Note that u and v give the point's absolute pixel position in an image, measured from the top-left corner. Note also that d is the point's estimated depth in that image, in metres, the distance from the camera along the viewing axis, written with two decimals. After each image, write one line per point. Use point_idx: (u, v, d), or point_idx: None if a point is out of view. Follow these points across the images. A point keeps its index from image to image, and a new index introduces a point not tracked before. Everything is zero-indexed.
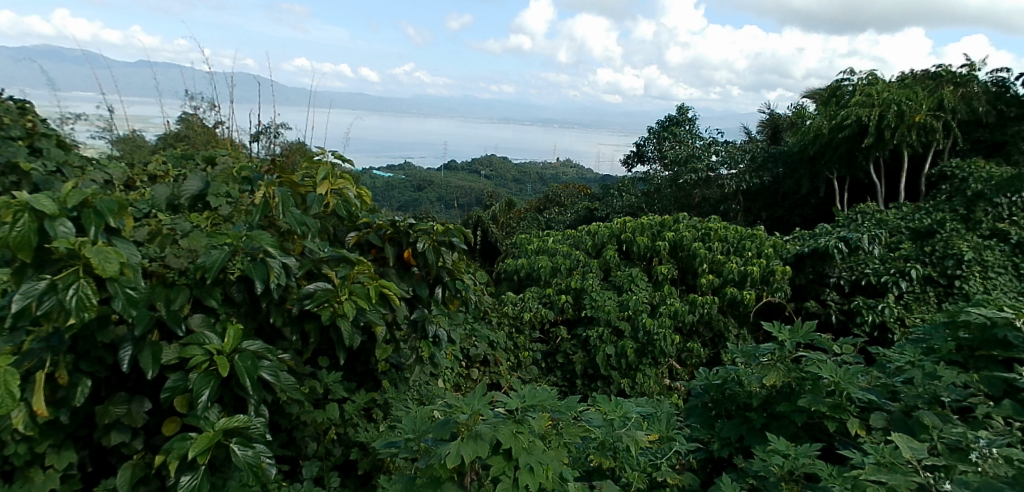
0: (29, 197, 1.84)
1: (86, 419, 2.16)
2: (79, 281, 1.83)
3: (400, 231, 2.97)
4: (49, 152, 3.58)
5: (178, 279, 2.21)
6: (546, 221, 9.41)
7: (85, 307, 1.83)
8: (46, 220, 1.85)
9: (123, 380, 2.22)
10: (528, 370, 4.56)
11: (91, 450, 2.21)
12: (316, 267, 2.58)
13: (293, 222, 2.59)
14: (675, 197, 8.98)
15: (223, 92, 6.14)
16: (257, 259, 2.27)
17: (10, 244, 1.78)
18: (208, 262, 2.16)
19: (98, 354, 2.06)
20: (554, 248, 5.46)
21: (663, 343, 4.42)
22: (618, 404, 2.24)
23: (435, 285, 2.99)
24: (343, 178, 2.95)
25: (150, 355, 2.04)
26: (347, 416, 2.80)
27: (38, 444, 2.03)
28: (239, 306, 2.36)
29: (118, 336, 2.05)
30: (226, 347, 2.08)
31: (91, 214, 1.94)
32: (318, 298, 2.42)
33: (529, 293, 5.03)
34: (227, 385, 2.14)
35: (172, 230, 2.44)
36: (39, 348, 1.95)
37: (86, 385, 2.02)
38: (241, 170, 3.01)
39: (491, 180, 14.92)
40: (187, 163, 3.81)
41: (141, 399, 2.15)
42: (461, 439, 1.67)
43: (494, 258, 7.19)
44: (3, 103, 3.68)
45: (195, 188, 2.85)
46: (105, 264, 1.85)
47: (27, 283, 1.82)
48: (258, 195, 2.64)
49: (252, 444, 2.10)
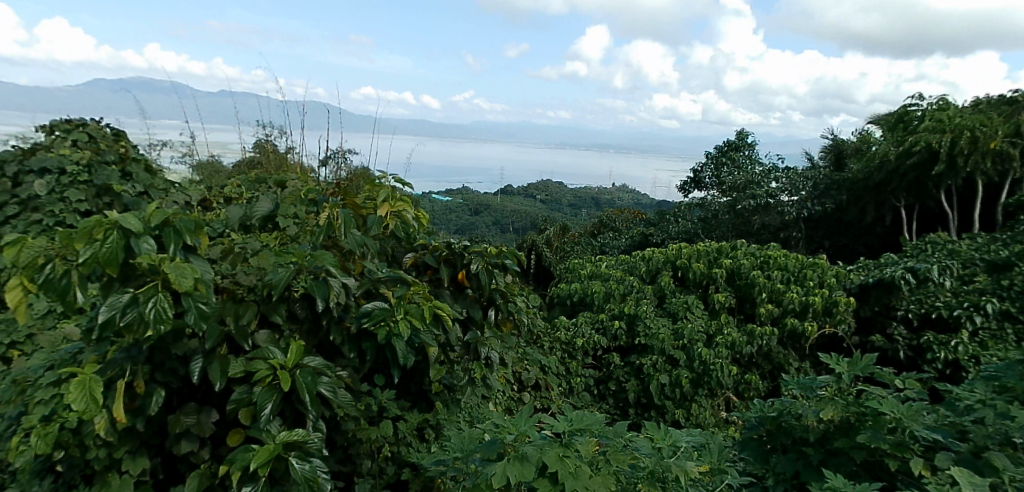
0: (118, 216, 2.00)
1: (159, 427, 2.29)
2: (158, 295, 1.99)
3: (455, 253, 3.10)
4: (138, 176, 3.80)
5: (246, 295, 2.38)
6: (601, 246, 9.44)
7: (161, 320, 1.99)
8: (132, 237, 2.01)
9: (193, 391, 2.35)
10: (580, 396, 4.59)
11: (163, 457, 2.34)
12: (373, 287, 2.69)
13: (354, 243, 2.76)
14: (733, 223, 8.78)
15: (294, 120, 6.67)
16: (319, 278, 2.41)
17: (100, 260, 1.95)
18: (275, 279, 2.31)
19: (171, 365, 2.20)
20: (608, 273, 5.45)
21: (721, 374, 4.36)
22: (668, 432, 2.21)
23: (489, 308, 3.10)
24: (402, 201, 3.14)
25: (219, 368, 2.18)
26: (400, 435, 2.91)
27: (116, 449, 2.17)
28: (302, 322, 2.52)
29: (190, 348, 2.20)
30: (289, 362, 2.21)
31: (171, 232, 2.11)
32: (375, 317, 2.54)
33: (582, 318, 5.01)
34: (288, 400, 2.26)
35: (244, 248, 2.65)
36: (121, 358, 2.12)
37: (160, 394, 2.16)
38: (308, 192, 3.22)
39: (547, 205, 14.99)
40: (261, 185, 4.01)
41: (209, 410, 2.28)
42: (508, 460, 1.73)
43: (547, 282, 7.30)
44: (101, 130, 3.95)
45: (265, 209, 3.05)
46: (181, 279, 2.01)
47: (114, 295, 2.00)
48: (324, 216, 2.88)
49: (310, 458, 2.20)
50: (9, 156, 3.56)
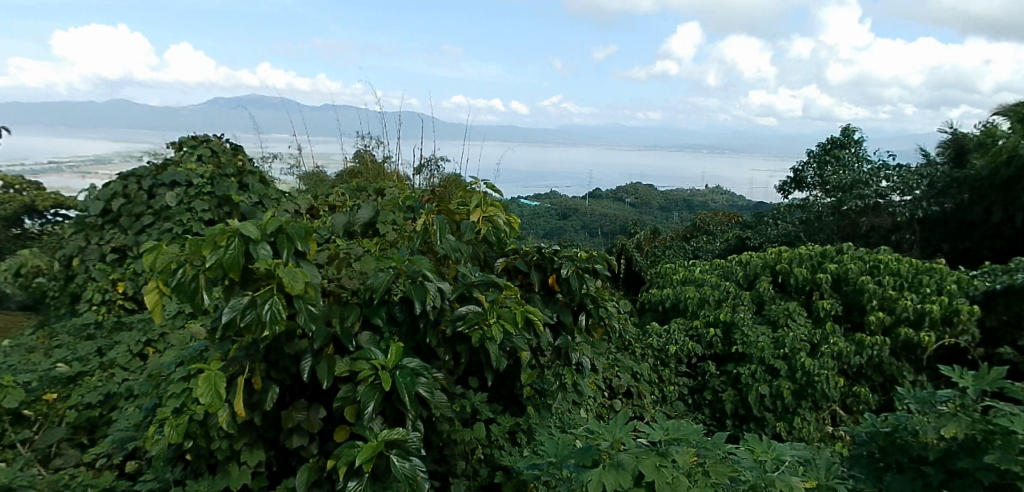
0: (239, 224, 2.18)
1: (273, 422, 2.45)
2: (273, 297, 2.15)
3: (545, 257, 3.14)
4: (254, 187, 4.10)
5: (351, 299, 2.52)
6: (694, 250, 9.15)
7: (276, 320, 2.14)
8: (251, 243, 2.18)
9: (303, 389, 2.50)
10: (673, 405, 4.47)
11: (276, 451, 2.50)
12: (467, 291, 2.79)
13: (449, 248, 2.85)
14: (839, 225, 8.27)
15: (391, 130, 7.02)
16: (416, 282, 2.51)
17: (224, 264, 2.12)
18: (376, 283, 2.45)
19: (284, 364, 2.36)
20: (701, 278, 5.29)
21: (827, 385, 4.12)
22: (770, 445, 2.12)
23: (579, 312, 3.14)
24: (494, 206, 3.20)
25: (326, 367, 2.32)
26: (493, 437, 2.97)
27: (236, 441, 2.34)
28: (401, 325, 2.61)
29: (300, 348, 2.35)
30: (389, 362, 2.32)
31: (285, 239, 2.28)
32: (469, 320, 2.60)
33: (675, 324, 4.88)
34: (389, 400, 2.37)
35: (348, 254, 2.81)
36: (242, 356, 2.30)
37: (274, 390, 2.32)
38: (405, 199, 3.28)
39: (637, 209, 14.71)
40: (361, 193, 4.21)
41: (317, 407, 2.42)
42: (604, 467, 1.72)
43: (637, 287, 7.17)
44: (222, 145, 4.30)
45: (367, 216, 3.20)
46: (293, 282, 2.15)
47: (235, 298, 2.17)
48: (421, 222, 2.99)
49: (410, 457, 2.28)
50: (146, 171, 3.96)
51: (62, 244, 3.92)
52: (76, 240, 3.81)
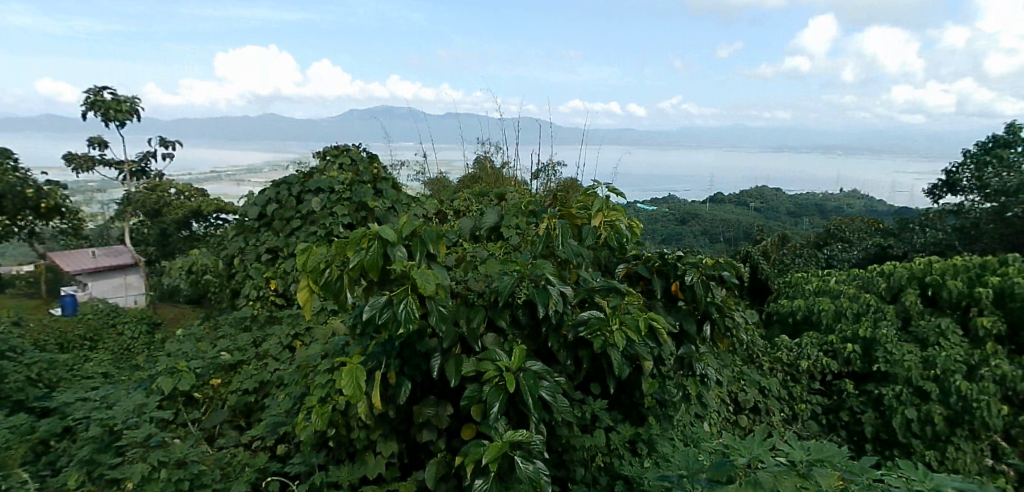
0: (378, 227, 2.32)
1: (405, 416, 2.56)
2: (408, 297, 2.26)
3: (668, 264, 3.03)
4: (387, 192, 4.31)
5: (477, 300, 2.62)
6: (827, 258, 8.49)
7: (411, 319, 2.24)
8: (388, 246, 2.31)
9: (432, 386, 2.60)
10: (805, 425, 4.18)
11: (407, 444, 2.62)
12: (589, 296, 2.76)
13: (569, 253, 2.87)
14: (1002, 234, 7.38)
15: (510, 136, 7.11)
16: (539, 286, 2.53)
17: (365, 265, 2.26)
18: (502, 286, 2.51)
19: (416, 361, 2.47)
20: (837, 289, 4.89)
21: (988, 414, 3.65)
22: (928, 475, 1.92)
23: (703, 322, 3.03)
24: (616, 211, 3.13)
25: (455, 366, 2.40)
26: (613, 446, 2.91)
27: (372, 431, 2.48)
28: (523, 328, 2.66)
29: (431, 347, 2.45)
30: (513, 364, 2.36)
31: (418, 242, 2.39)
32: (591, 326, 2.60)
33: (807, 338, 4.56)
34: (513, 401, 2.40)
35: (474, 257, 2.92)
36: (379, 352, 2.44)
37: (407, 386, 2.43)
38: (528, 204, 3.32)
39: (762, 214, 13.90)
40: (484, 198, 4.33)
41: (445, 404, 2.50)
42: (740, 484, 1.64)
43: (764, 296, 6.79)
44: (359, 153, 4.58)
45: (492, 220, 3.29)
46: (426, 283, 2.24)
47: (374, 297, 2.31)
48: (542, 227, 3.00)
49: (533, 459, 2.30)
50: (295, 179, 4.31)
51: (225, 245, 4.38)
52: (238, 242, 4.25)
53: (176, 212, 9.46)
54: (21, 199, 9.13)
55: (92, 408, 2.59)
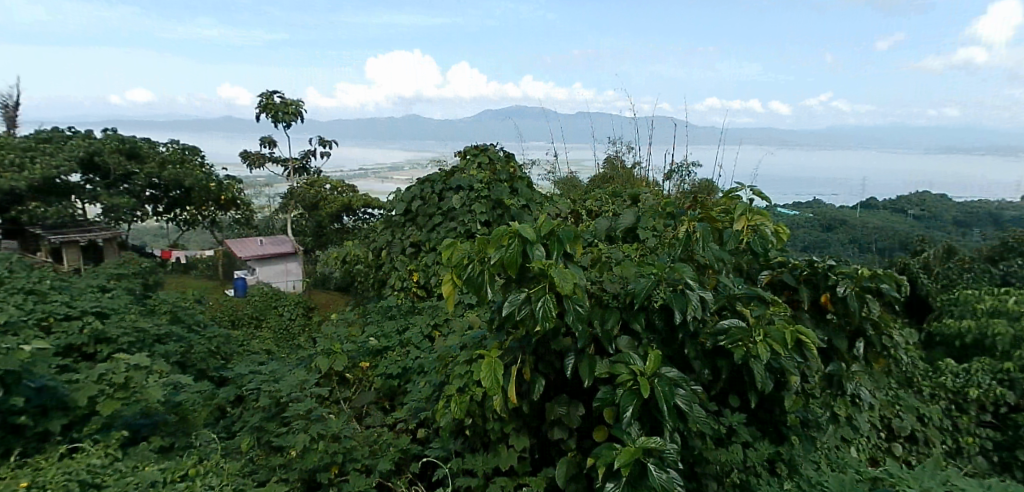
0: (518, 226, 2.37)
1: (537, 412, 2.60)
2: (545, 295, 2.29)
3: (818, 273, 2.85)
4: (522, 191, 4.40)
5: (612, 302, 2.57)
6: (1004, 275, 7.46)
7: (547, 317, 2.27)
8: (527, 244, 2.35)
9: (565, 384, 2.62)
10: (973, 461, 3.72)
11: (538, 440, 2.65)
12: (729, 303, 2.66)
13: (710, 257, 2.76)
14: None
15: (643, 136, 6.95)
16: (677, 290, 2.46)
17: (505, 262, 2.32)
18: (638, 288, 2.46)
19: (549, 359, 2.50)
20: (1019, 310, 4.29)
21: None
22: None
23: (856, 338, 2.82)
24: (760, 215, 2.92)
25: (588, 367, 2.39)
26: (749, 463, 2.74)
27: (506, 425, 2.55)
28: (658, 333, 2.60)
29: (565, 346, 2.47)
30: (648, 369, 2.31)
31: (556, 241, 2.41)
32: (732, 336, 2.47)
33: (979, 364, 4.05)
34: (647, 407, 2.35)
35: (609, 257, 2.88)
36: (515, 347, 2.50)
37: (541, 383, 2.47)
38: (666, 206, 3.27)
39: (923, 222, 12.49)
40: (616, 199, 4.29)
41: (577, 404, 2.50)
42: None
43: (924, 314, 6.12)
44: (497, 152, 4.71)
45: (629, 221, 3.25)
46: (563, 282, 2.25)
47: (513, 293, 2.37)
48: (682, 229, 2.89)
49: (667, 469, 2.24)
50: (438, 177, 4.55)
51: (373, 238, 4.69)
52: (385, 235, 4.55)
53: (330, 206, 10.55)
54: (207, 191, 11.81)
55: (262, 380, 2.89)
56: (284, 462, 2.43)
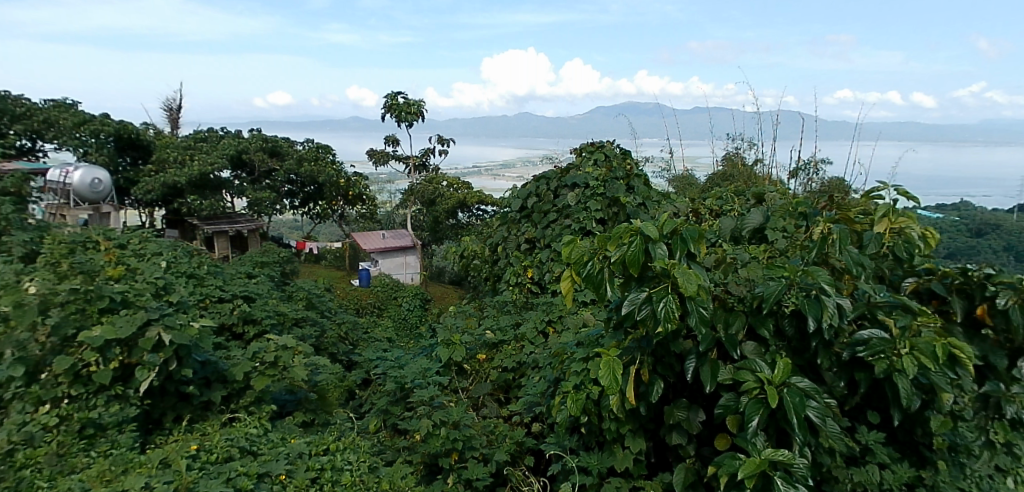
0: (641, 224, 2.32)
1: (654, 415, 2.53)
2: (667, 295, 2.23)
3: (973, 282, 2.55)
4: (639, 189, 4.31)
5: (737, 305, 2.46)
6: None
7: (669, 318, 2.21)
8: (650, 243, 2.30)
9: (684, 388, 2.53)
10: None
11: (655, 443, 2.59)
12: (870, 312, 2.42)
13: (849, 261, 2.53)
14: None
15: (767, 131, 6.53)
16: (811, 296, 2.30)
17: (626, 261, 2.29)
18: (766, 292, 2.33)
19: (669, 361, 2.43)
20: None
21: None
22: None
23: (1017, 356, 2.52)
24: (906, 217, 2.76)
25: (710, 371, 2.31)
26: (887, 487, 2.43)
27: (622, 426, 2.50)
28: (789, 340, 2.45)
29: (686, 348, 2.39)
30: (776, 378, 2.19)
31: (679, 240, 2.33)
32: (872, 347, 2.29)
33: None
34: (774, 417, 2.22)
35: (734, 259, 2.75)
36: (634, 347, 2.45)
37: (660, 385, 2.40)
38: (797, 206, 3.11)
39: None
40: (740, 198, 4.10)
41: (697, 410, 2.41)
42: None
43: None
44: (614, 149, 4.66)
45: (756, 221, 3.08)
46: (687, 283, 2.18)
47: (633, 292, 2.33)
48: (816, 231, 2.74)
49: (796, 485, 2.10)
50: (553, 174, 4.58)
51: (490, 233, 4.79)
52: (501, 231, 4.64)
53: (446, 202, 10.86)
54: (337, 187, 12.61)
55: (388, 366, 3.05)
56: (409, 445, 2.60)
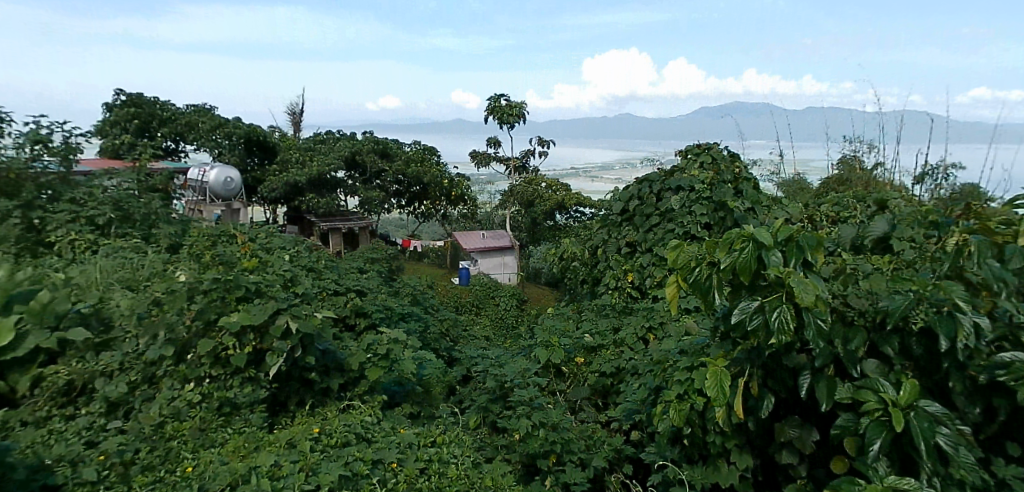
0: (753, 229, 2.19)
1: (763, 432, 2.41)
2: (782, 305, 2.12)
3: None
4: (747, 192, 4.14)
5: (857, 319, 2.30)
6: None
7: (784, 330, 2.10)
8: (763, 249, 2.16)
9: (797, 405, 2.40)
10: None
11: (763, 461, 2.47)
12: (1013, 333, 2.21)
13: (989, 275, 2.23)
14: None
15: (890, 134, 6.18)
16: (943, 312, 2.08)
17: (737, 268, 2.17)
18: (892, 306, 2.15)
19: (781, 375, 2.31)
20: None
21: None
22: None
23: None
24: None
25: (826, 390, 2.17)
26: None
27: (728, 440, 2.41)
28: (917, 359, 2.24)
29: (799, 363, 2.26)
30: (901, 400, 2.01)
31: (795, 248, 2.19)
32: (1016, 370, 2.03)
33: None
34: (898, 442, 2.07)
35: (855, 270, 2.57)
36: (743, 359, 2.34)
37: (770, 400, 2.29)
38: (928, 214, 2.84)
39: None
40: (860, 206, 3.84)
41: (811, 429, 2.28)
42: None
43: None
44: (721, 151, 4.50)
45: (881, 229, 2.94)
46: (804, 293, 2.06)
47: (744, 301, 2.23)
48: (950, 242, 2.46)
49: None
50: (656, 177, 4.49)
51: (590, 236, 4.77)
52: (602, 234, 4.61)
53: (545, 204, 10.91)
54: (441, 187, 12.85)
55: (488, 365, 3.11)
56: (507, 443, 2.61)
